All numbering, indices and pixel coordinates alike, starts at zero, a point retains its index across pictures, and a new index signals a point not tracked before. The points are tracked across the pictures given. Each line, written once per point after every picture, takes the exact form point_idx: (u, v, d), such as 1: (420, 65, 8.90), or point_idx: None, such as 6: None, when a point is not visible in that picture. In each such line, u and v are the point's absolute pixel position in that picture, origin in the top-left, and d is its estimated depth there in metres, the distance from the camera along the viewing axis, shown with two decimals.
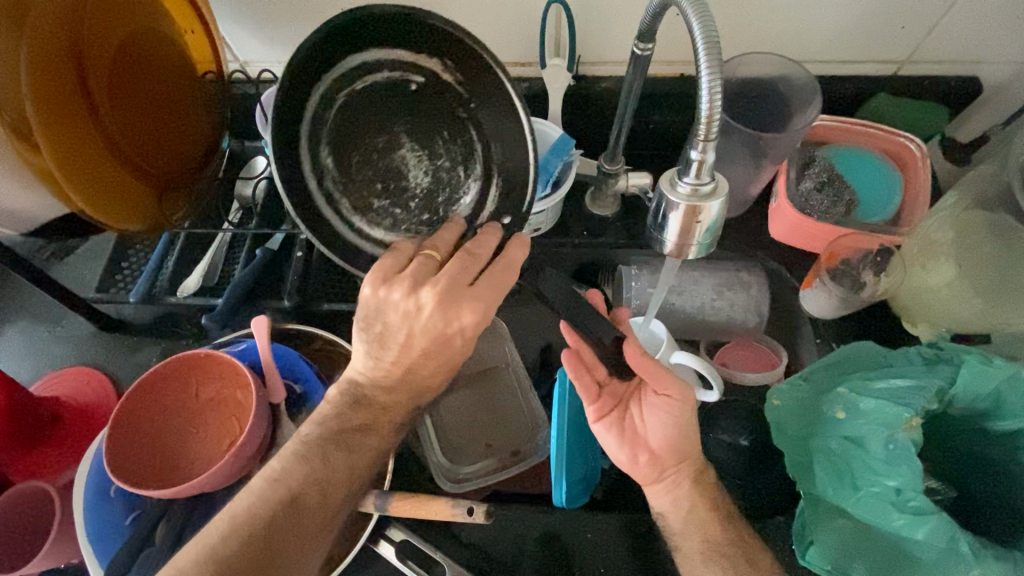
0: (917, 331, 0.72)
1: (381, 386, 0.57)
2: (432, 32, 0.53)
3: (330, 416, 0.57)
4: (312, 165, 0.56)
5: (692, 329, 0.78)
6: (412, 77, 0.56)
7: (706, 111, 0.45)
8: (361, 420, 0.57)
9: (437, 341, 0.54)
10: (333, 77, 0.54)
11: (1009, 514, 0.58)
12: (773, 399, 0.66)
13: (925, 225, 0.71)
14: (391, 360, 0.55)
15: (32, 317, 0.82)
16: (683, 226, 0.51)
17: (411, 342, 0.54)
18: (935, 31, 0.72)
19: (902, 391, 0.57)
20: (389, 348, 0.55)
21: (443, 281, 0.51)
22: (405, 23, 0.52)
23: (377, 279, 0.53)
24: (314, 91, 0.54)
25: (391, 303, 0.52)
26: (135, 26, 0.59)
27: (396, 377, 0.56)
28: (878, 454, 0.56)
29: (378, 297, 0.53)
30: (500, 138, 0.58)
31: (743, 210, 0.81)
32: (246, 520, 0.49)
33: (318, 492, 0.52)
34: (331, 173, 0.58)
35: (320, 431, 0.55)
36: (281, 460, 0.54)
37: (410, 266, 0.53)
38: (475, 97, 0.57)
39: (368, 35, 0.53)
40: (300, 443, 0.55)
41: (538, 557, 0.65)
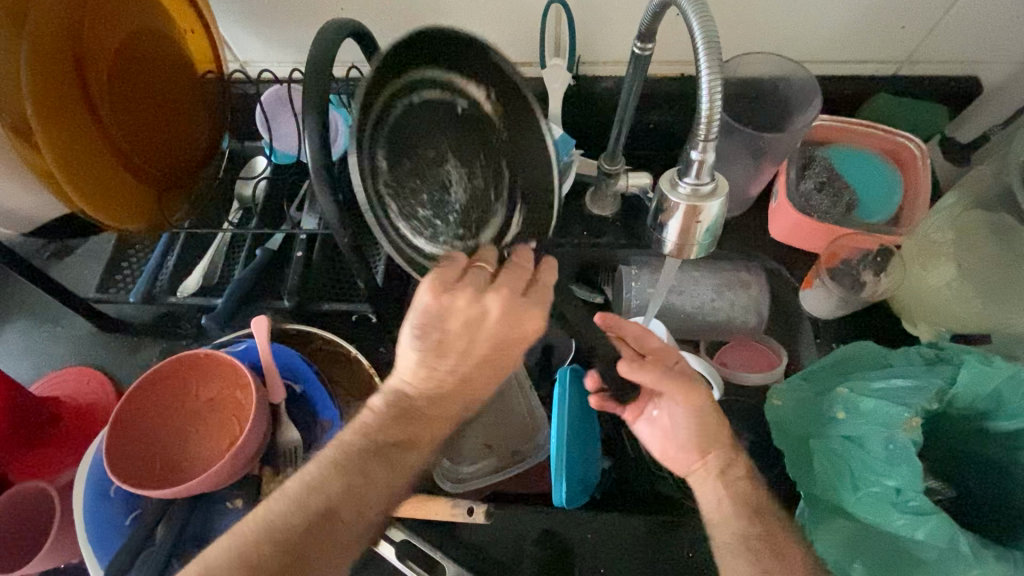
0: (917, 332, 0.72)
1: (423, 395, 0.51)
2: (480, 59, 0.52)
3: (373, 425, 0.50)
4: (369, 163, 0.46)
5: (692, 329, 0.78)
6: (461, 99, 0.53)
7: (706, 111, 0.45)
8: (405, 433, 0.51)
9: (497, 346, 0.51)
10: (396, 85, 0.48)
11: (1008, 514, 0.58)
12: (773, 399, 0.66)
13: (925, 224, 0.71)
14: (449, 369, 0.50)
15: (32, 317, 0.82)
16: (683, 226, 0.51)
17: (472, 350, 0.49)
18: (934, 31, 0.72)
19: (902, 392, 0.58)
20: (445, 358, 0.49)
21: (505, 292, 0.48)
22: (465, 46, 0.50)
23: (438, 284, 0.47)
24: (382, 95, 0.47)
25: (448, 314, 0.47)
26: (134, 27, 0.59)
27: (442, 387, 0.51)
28: (878, 454, 0.56)
29: (440, 304, 0.47)
30: (529, 173, 0.58)
31: (743, 209, 0.82)
32: (281, 536, 0.45)
33: (354, 510, 0.48)
34: (382, 174, 0.48)
35: (364, 442, 0.50)
36: (317, 468, 0.48)
37: (467, 276, 0.48)
38: (509, 127, 0.55)
39: (431, 52, 0.50)
40: (341, 452, 0.49)
41: (537, 557, 0.65)
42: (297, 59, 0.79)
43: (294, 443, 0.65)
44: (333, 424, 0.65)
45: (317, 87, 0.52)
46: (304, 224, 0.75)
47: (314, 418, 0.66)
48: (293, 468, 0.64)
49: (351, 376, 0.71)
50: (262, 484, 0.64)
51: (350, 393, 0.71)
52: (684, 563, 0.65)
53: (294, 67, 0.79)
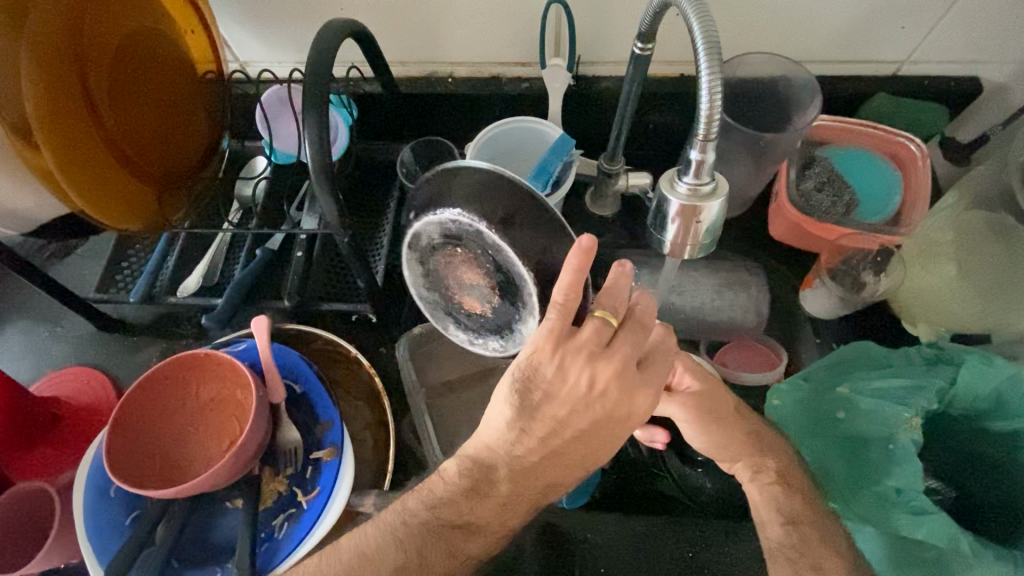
0: (917, 331, 0.72)
1: (518, 462, 0.49)
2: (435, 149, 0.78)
3: (443, 498, 0.51)
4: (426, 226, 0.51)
5: (692, 329, 0.78)
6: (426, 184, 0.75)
7: (706, 110, 0.45)
8: (471, 514, 0.50)
9: (597, 419, 0.48)
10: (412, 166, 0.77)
11: (1009, 516, 0.58)
12: (773, 399, 0.65)
13: (925, 226, 0.72)
14: (539, 436, 0.49)
15: (32, 316, 0.82)
16: (684, 227, 0.51)
17: (568, 420, 0.48)
18: (935, 31, 0.72)
19: (902, 391, 0.59)
20: (539, 420, 0.48)
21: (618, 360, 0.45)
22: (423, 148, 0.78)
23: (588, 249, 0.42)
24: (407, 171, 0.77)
25: (550, 370, 0.46)
26: (135, 26, 0.59)
27: (538, 455, 0.49)
28: (879, 454, 0.57)
29: (549, 361, 0.46)
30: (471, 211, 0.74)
31: (742, 210, 0.82)
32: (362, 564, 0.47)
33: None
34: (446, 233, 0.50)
35: (427, 515, 0.50)
36: (377, 531, 0.50)
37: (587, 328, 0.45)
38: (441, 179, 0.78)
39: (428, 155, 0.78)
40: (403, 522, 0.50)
41: (539, 557, 0.65)
42: (297, 59, 0.79)
43: (294, 444, 0.64)
44: (333, 424, 0.64)
45: (318, 89, 0.52)
46: (304, 224, 0.75)
47: (314, 418, 0.65)
48: (292, 468, 0.64)
49: (353, 375, 0.72)
50: (262, 484, 0.63)
51: (351, 393, 0.71)
52: (684, 563, 0.65)
53: (294, 67, 0.80)
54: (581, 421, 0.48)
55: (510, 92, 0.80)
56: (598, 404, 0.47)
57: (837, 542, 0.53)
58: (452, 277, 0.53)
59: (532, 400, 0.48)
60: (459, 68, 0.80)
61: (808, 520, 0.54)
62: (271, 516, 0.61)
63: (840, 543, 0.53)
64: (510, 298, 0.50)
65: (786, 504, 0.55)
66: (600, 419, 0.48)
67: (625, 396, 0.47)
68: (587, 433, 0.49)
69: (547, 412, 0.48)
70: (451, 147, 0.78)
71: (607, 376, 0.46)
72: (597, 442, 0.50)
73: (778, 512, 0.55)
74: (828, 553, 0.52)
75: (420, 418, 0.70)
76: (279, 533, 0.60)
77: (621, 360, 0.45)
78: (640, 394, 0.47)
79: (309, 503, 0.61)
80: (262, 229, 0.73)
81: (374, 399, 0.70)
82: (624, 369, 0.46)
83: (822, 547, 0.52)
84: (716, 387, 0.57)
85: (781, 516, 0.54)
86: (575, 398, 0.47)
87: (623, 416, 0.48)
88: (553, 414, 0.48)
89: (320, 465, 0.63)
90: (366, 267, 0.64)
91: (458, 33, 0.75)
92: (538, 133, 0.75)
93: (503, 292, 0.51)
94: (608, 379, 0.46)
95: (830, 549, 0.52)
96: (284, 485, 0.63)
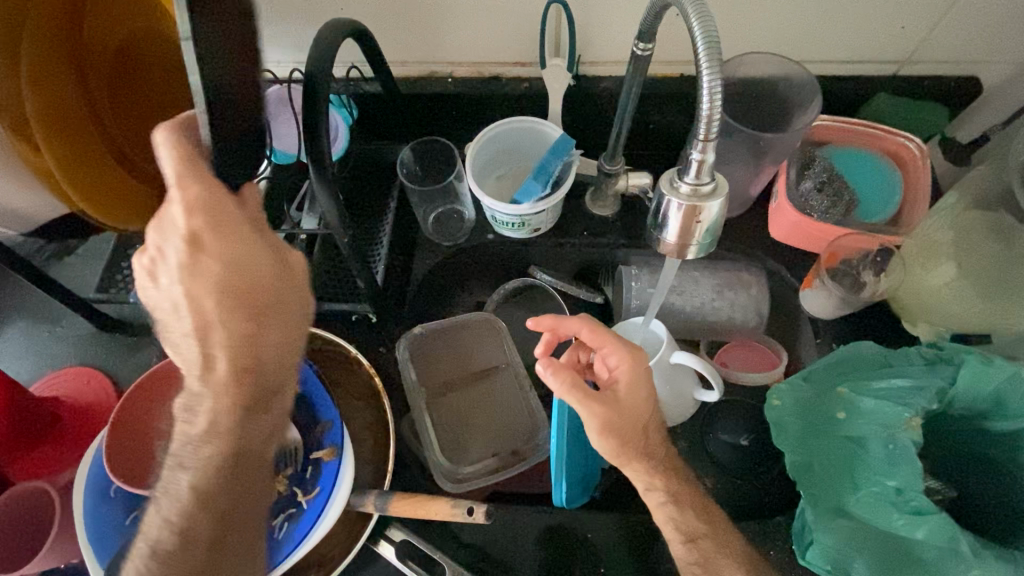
0: (917, 331, 0.72)
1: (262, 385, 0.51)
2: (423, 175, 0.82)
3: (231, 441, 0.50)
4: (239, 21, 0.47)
5: (691, 329, 0.80)
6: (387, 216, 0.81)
7: (706, 111, 0.45)
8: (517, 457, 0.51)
9: (627, 411, 0.54)
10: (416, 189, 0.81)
11: (1008, 514, 0.58)
12: (772, 399, 0.64)
13: (925, 225, 0.71)
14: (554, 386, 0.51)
15: (32, 317, 0.82)
16: (684, 226, 0.51)
17: (271, 316, 0.49)
18: (933, 32, 0.72)
19: (902, 391, 0.58)
20: (269, 324, 0.49)
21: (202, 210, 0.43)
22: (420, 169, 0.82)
23: (175, 128, 0.42)
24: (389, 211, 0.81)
25: (249, 277, 0.47)
26: (137, 25, 0.58)
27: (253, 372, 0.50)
28: (878, 454, 0.57)
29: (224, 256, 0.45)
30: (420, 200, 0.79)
31: (743, 210, 0.81)
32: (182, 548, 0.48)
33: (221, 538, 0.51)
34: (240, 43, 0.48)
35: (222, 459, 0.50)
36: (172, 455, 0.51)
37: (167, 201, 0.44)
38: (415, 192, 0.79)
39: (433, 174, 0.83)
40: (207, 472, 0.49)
41: (541, 557, 0.65)
42: (297, 59, 0.79)
43: (295, 444, 0.65)
44: (333, 424, 0.64)
45: (316, 88, 0.52)
46: (304, 224, 0.75)
47: (313, 418, 0.65)
48: (292, 468, 0.64)
49: (352, 376, 0.72)
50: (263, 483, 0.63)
51: (348, 394, 0.71)
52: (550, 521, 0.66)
53: (294, 68, 0.80)
54: (263, 277, 0.48)
55: (509, 92, 0.80)
56: (216, 250, 0.45)
57: (733, 545, 0.57)
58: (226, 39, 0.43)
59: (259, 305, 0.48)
60: (459, 67, 0.79)
61: (704, 533, 0.56)
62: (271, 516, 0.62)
63: (735, 546, 0.57)
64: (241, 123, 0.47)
65: (690, 523, 0.56)
66: (243, 266, 0.47)
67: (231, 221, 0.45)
68: (268, 291, 0.49)
69: (231, 317, 0.47)
70: (450, 147, 0.80)
71: (194, 216, 0.43)
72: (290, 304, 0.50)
73: (678, 530, 0.56)
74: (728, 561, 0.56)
75: (420, 417, 0.70)
76: (278, 533, 0.60)
77: (180, 173, 0.42)
78: (228, 230, 0.45)
79: (309, 502, 0.61)
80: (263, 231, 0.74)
81: (374, 399, 0.70)
82: (207, 214, 0.43)
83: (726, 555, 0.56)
84: (638, 405, 0.55)
85: (682, 535, 0.56)
86: (211, 276, 0.45)
87: (239, 278, 0.46)
88: (236, 313, 0.47)
89: (320, 465, 0.63)
90: (365, 268, 0.65)
91: (457, 35, 0.75)
92: (539, 133, 0.76)
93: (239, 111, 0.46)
94: (194, 226, 0.43)
95: None
96: (284, 485, 0.63)
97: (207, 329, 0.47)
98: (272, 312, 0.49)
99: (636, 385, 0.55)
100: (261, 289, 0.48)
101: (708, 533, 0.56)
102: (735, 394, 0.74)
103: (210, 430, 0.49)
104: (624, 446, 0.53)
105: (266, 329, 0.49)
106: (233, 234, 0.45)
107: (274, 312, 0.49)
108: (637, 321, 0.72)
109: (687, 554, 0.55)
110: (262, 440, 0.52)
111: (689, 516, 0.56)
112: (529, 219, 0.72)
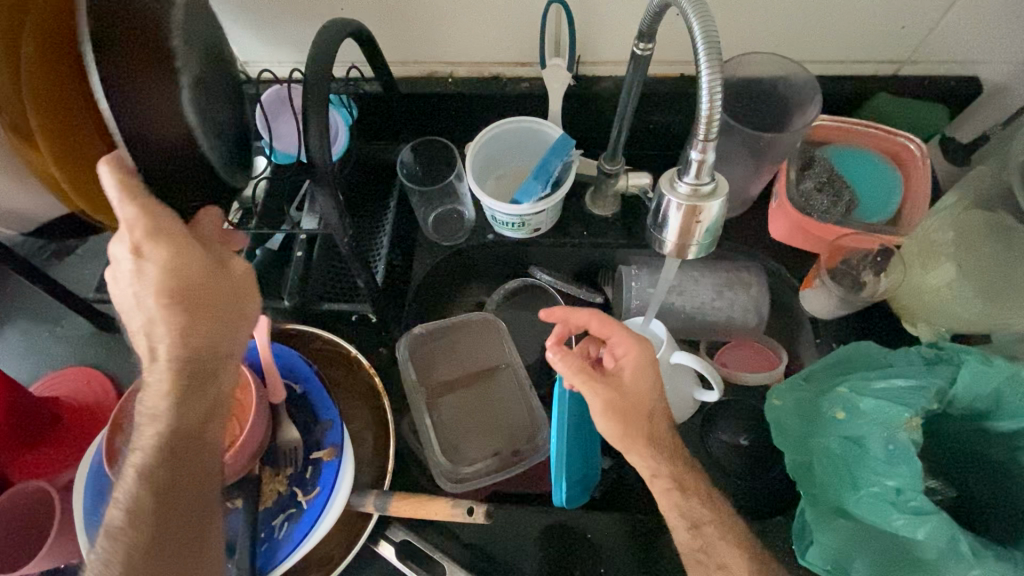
0: (917, 331, 0.72)
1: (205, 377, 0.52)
2: (423, 174, 0.82)
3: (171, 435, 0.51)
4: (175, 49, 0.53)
5: (691, 330, 0.80)
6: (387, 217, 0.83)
7: (706, 111, 0.45)
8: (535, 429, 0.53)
9: (630, 394, 0.55)
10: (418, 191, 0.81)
11: (1008, 514, 0.58)
12: (773, 399, 0.65)
13: (925, 225, 0.71)
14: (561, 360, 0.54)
15: (32, 317, 0.82)
16: (684, 226, 0.51)
17: (221, 310, 0.51)
18: (932, 33, 0.73)
19: (902, 391, 0.58)
20: (218, 316, 0.51)
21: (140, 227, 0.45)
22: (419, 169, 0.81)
23: (115, 165, 0.43)
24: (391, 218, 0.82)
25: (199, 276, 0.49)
26: None
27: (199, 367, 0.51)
28: (878, 454, 0.56)
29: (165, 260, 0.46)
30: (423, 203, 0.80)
31: (743, 210, 0.81)
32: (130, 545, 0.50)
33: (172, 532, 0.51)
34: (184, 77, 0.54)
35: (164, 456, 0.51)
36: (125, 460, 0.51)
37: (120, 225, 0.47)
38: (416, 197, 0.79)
39: (433, 173, 0.82)
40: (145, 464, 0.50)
41: (542, 556, 0.65)
42: (297, 59, 0.79)
43: (294, 443, 0.64)
44: (334, 424, 0.64)
45: (316, 88, 0.52)
46: (305, 224, 0.75)
47: (314, 418, 0.65)
48: (292, 468, 0.63)
49: (353, 375, 0.72)
50: (262, 483, 0.62)
51: (349, 394, 0.71)
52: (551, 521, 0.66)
53: (294, 68, 0.80)
54: (212, 274, 0.49)
55: (509, 92, 0.80)
56: (159, 257, 0.46)
57: (745, 539, 0.57)
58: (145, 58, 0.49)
59: (209, 300, 0.50)
60: (459, 68, 0.80)
61: (712, 520, 0.56)
62: (270, 516, 0.61)
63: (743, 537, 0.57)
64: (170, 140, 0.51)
65: (690, 509, 0.56)
66: (188, 272, 0.48)
67: (173, 232, 0.46)
68: (213, 289, 0.50)
69: (172, 314, 0.48)
70: (450, 147, 0.79)
71: (134, 229, 0.45)
72: (236, 300, 0.52)
73: (682, 518, 0.56)
74: (734, 554, 0.55)
75: (420, 417, 0.70)
76: (278, 533, 0.60)
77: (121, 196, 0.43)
78: (171, 238, 0.46)
79: (309, 503, 0.61)
80: (262, 229, 0.73)
81: (374, 399, 0.71)
82: (154, 229, 0.45)
83: (728, 544, 0.56)
84: (642, 392, 0.56)
85: (686, 523, 0.56)
86: (156, 282, 0.47)
87: (187, 280, 0.48)
88: (179, 312, 0.48)
89: (320, 465, 0.63)
90: (366, 267, 0.65)
91: (457, 35, 0.75)
92: (539, 133, 0.76)
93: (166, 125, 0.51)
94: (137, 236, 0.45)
95: (734, 536, 0.56)
96: (284, 485, 0.63)
97: (155, 325, 0.49)
98: (223, 307, 0.51)
99: (642, 373, 0.56)
100: (210, 287, 0.49)
101: (714, 521, 0.56)
102: (735, 394, 0.74)
103: (152, 414, 0.51)
104: (626, 429, 0.54)
105: (214, 329, 0.51)
106: (177, 241, 0.46)
107: (224, 308, 0.51)
108: (637, 321, 0.72)
109: (690, 540, 0.56)
110: (203, 417, 0.52)
111: (691, 504, 0.56)
112: (528, 219, 0.72)
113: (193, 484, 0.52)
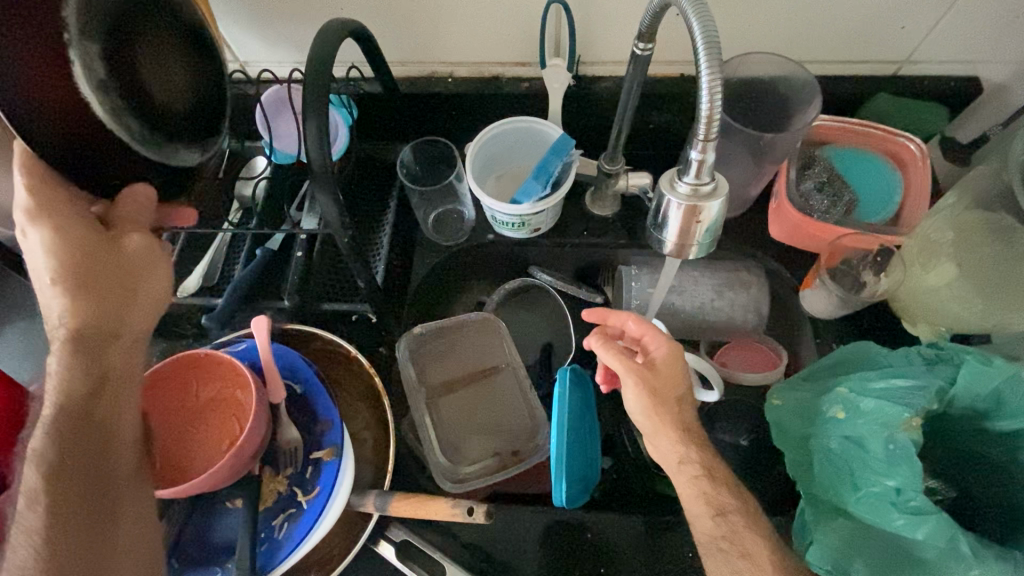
0: (917, 331, 0.72)
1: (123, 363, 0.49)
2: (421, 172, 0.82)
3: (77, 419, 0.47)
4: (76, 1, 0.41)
5: (691, 329, 0.79)
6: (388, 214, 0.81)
7: (706, 110, 0.45)
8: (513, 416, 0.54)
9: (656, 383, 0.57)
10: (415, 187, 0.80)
11: (1009, 514, 0.58)
12: (773, 400, 0.66)
13: (925, 225, 0.71)
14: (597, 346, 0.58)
15: (34, 317, 0.82)
16: (684, 226, 0.51)
17: (128, 297, 0.49)
18: (932, 34, 0.73)
19: (903, 391, 0.57)
20: (125, 299, 0.48)
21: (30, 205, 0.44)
22: (417, 166, 0.81)
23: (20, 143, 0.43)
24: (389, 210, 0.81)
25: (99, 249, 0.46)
26: None
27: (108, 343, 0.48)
28: (878, 454, 0.56)
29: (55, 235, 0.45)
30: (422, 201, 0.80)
31: (743, 210, 0.81)
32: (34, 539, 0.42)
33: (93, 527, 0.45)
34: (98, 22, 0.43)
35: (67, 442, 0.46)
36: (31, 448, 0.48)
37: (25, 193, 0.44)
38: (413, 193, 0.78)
39: (431, 173, 0.82)
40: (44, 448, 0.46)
41: (542, 556, 0.65)
42: (297, 59, 0.80)
43: (295, 444, 0.63)
44: (333, 425, 0.64)
45: (314, 89, 0.52)
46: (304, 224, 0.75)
47: (314, 418, 0.65)
48: (292, 469, 0.63)
49: (353, 375, 0.72)
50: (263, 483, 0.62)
51: (350, 394, 0.71)
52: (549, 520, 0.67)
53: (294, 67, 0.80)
54: (109, 250, 0.47)
55: (509, 92, 0.80)
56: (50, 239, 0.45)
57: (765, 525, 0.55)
58: (36, 53, 0.40)
59: (112, 283, 0.47)
60: (459, 68, 0.80)
61: (737, 507, 0.55)
62: (271, 516, 0.61)
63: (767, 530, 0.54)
64: (86, 131, 0.43)
65: (718, 497, 0.55)
66: (78, 247, 0.45)
67: (62, 205, 0.45)
68: (107, 269, 0.47)
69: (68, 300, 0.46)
70: (450, 147, 0.79)
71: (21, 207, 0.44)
72: (133, 281, 0.48)
73: (709, 504, 0.55)
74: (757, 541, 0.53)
75: (420, 418, 0.70)
76: (278, 533, 0.60)
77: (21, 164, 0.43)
78: (68, 211, 0.45)
79: (309, 503, 0.61)
80: (262, 229, 0.73)
81: (374, 399, 0.70)
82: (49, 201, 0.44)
83: (751, 531, 0.53)
84: (677, 376, 0.58)
85: (711, 509, 0.55)
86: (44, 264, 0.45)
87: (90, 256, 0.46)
88: (79, 296, 0.46)
89: (320, 465, 0.63)
90: (366, 267, 0.64)
91: (456, 35, 0.75)
92: (539, 133, 0.75)
93: (72, 119, 0.42)
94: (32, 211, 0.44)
95: (759, 530, 0.54)
96: (284, 484, 0.63)
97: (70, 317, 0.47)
98: (129, 290, 0.49)
99: (675, 362, 0.58)
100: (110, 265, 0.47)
101: (739, 509, 0.55)
102: (735, 394, 0.74)
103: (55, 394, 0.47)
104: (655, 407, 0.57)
105: (118, 311, 0.48)
106: (66, 213, 0.45)
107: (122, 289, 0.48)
108: None
109: (716, 527, 0.54)
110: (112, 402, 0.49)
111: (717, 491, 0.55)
112: (529, 219, 0.72)
113: (101, 474, 0.46)
